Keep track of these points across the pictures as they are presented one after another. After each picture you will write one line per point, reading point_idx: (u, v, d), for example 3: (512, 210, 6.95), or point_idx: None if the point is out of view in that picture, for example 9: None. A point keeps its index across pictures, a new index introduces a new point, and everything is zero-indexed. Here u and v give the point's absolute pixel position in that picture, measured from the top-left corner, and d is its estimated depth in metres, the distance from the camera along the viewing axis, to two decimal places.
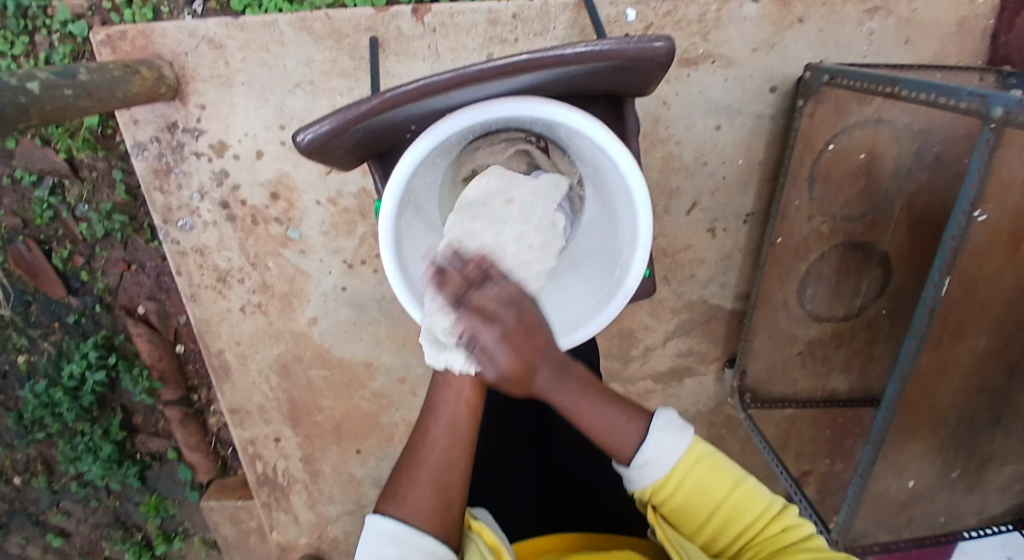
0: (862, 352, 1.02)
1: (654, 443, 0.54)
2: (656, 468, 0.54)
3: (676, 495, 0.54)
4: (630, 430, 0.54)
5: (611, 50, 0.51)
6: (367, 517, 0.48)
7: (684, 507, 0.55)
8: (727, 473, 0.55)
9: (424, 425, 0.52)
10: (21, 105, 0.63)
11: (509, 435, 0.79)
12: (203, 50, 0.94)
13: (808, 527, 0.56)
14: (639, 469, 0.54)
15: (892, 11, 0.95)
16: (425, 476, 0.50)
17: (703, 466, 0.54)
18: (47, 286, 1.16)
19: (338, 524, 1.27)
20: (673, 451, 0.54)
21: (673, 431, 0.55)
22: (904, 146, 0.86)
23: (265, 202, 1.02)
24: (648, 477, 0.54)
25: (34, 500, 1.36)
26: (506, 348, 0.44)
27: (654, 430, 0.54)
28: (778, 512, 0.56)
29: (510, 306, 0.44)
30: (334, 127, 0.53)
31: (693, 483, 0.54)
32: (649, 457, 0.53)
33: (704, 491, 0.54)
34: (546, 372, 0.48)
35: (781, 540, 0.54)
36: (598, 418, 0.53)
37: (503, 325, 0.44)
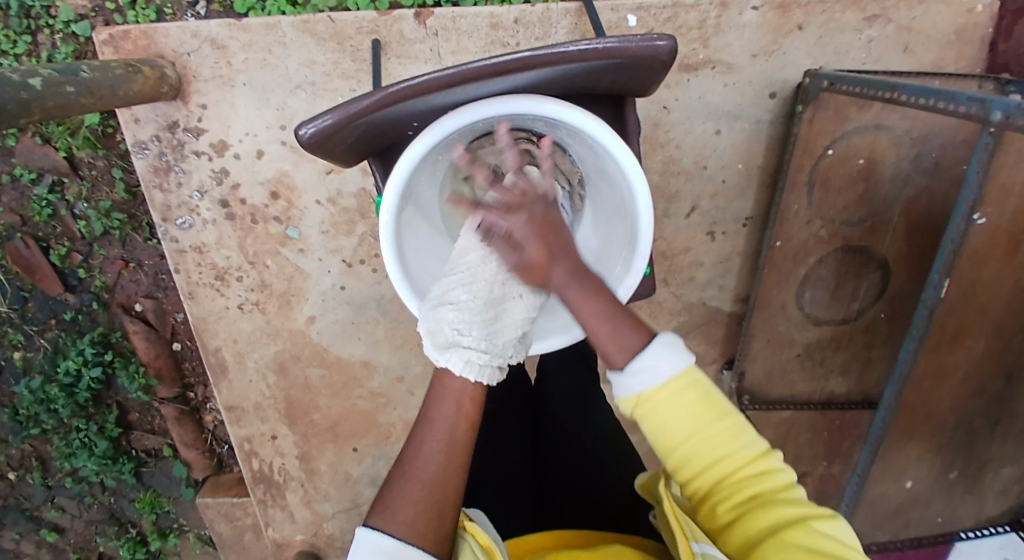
0: (860, 355, 1.03)
1: (655, 352, 0.47)
2: (645, 380, 0.47)
3: (655, 417, 0.47)
4: (634, 340, 0.49)
5: (614, 48, 0.51)
6: (357, 532, 0.46)
7: (660, 429, 0.47)
8: (712, 404, 0.47)
9: (419, 436, 0.50)
10: (23, 101, 0.63)
11: (506, 431, 0.82)
12: (204, 50, 0.94)
13: (791, 477, 0.48)
14: (632, 376, 0.48)
15: (892, 19, 0.96)
16: (419, 489, 0.48)
17: (690, 393, 0.47)
18: (44, 283, 1.16)
19: (334, 522, 1.27)
20: (663, 371, 0.47)
21: (669, 351, 0.48)
22: (903, 151, 0.87)
23: (265, 201, 1.02)
24: (635, 386, 0.47)
25: (29, 495, 1.36)
26: (528, 238, 0.50)
27: (656, 343, 0.48)
28: (762, 457, 0.48)
29: (525, 206, 0.51)
30: (336, 121, 0.53)
31: (675, 408, 0.46)
32: (640, 367, 0.47)
33: (685, 420, 0.47)
34: (562, 270, 0.50)
35: (760, 485, 0.47)
36: (601, 323, 0.50)
37: (529, 212, 0.51)
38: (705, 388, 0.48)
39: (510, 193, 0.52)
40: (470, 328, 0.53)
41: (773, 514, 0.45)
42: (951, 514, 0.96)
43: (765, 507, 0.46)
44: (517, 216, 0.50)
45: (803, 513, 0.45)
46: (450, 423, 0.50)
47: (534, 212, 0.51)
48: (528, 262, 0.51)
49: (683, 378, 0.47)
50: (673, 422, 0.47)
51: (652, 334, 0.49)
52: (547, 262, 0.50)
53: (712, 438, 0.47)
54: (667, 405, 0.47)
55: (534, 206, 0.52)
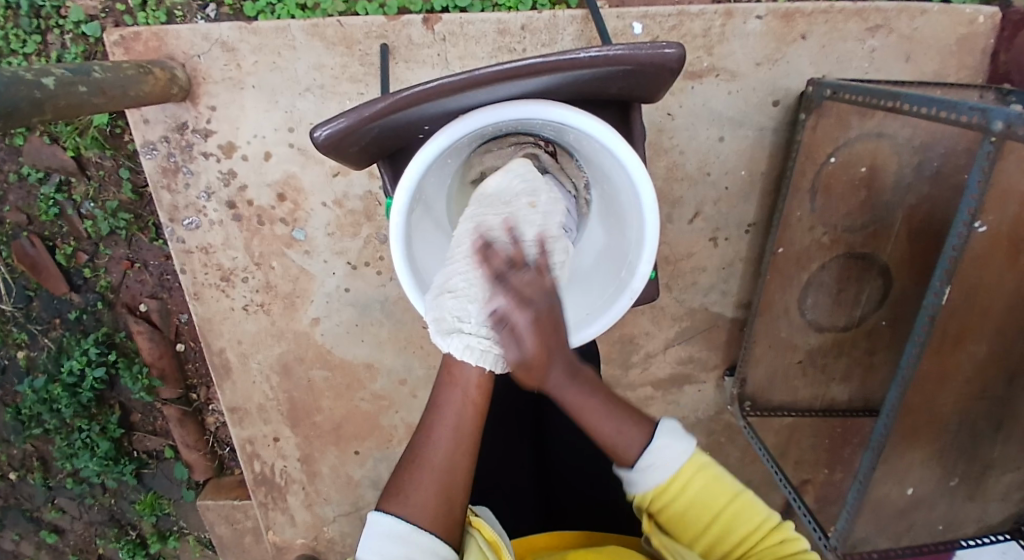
0: (862, 360, 1.05)
1: (660, 449, 0.53)
2: (660, 473, 0.52)
3: (676, 503, 0.53)
4: (636, 435, 0.53)
5: (622, 55, 0.52)
6: (370, 515, 0.48)
7: (681, 514, 0.53)
8: (725, 484, 0.54)
9: (429, 424, 0.52)
10: (36, 100, 0.64)
11: (510, 435, 0.80)
12: (215, 53, 0.95)
13: (802, 541, 0.55)
14: (641, 474, 0.53)
15: (894, 29, 0.97)
16: (429, 475, 0.49)
17: (706, 476, 0.53)
18: (49, 283, 1.16)
19: (335, 526, 1.27)
20: (675, 459, 0.53)
21: (676, 438, 0.54)
22: (904, 159, 0.89)
23: (272, 202, 1.03)
24: (651, 480, 0.53)
25: (30, 495, 1.36)
26: (532, 334, 0.43)
27: (660, 436, 0.53)
28: (775, 526, 0.55)
29: (536, 300, 0.43)
30: (349, 124, 0.54)
31: (695, 496, 0.53)
32: (654, 461, 0.53)
33: (704, 503, 0.53)
34: (559, 370, 0.47)
35: (777, 552, 0.54)
36: (605, 422, 0.52)
37: (535, 310, 0.43)
38: (716, 469, 0.54)
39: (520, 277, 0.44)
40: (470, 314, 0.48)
41: None
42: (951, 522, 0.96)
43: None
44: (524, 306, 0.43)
45: None
46: (457, 411, 0.52)
47: (545, 304, 0.44)
48: (524, 362, 0.44)
49: (692, 465, 0.53)
50: (694, 507, 0.53)
51: (654, 423, 0.55)
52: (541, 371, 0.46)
53: (731, 517, 0.54)
54: (686, 493, 0.53)
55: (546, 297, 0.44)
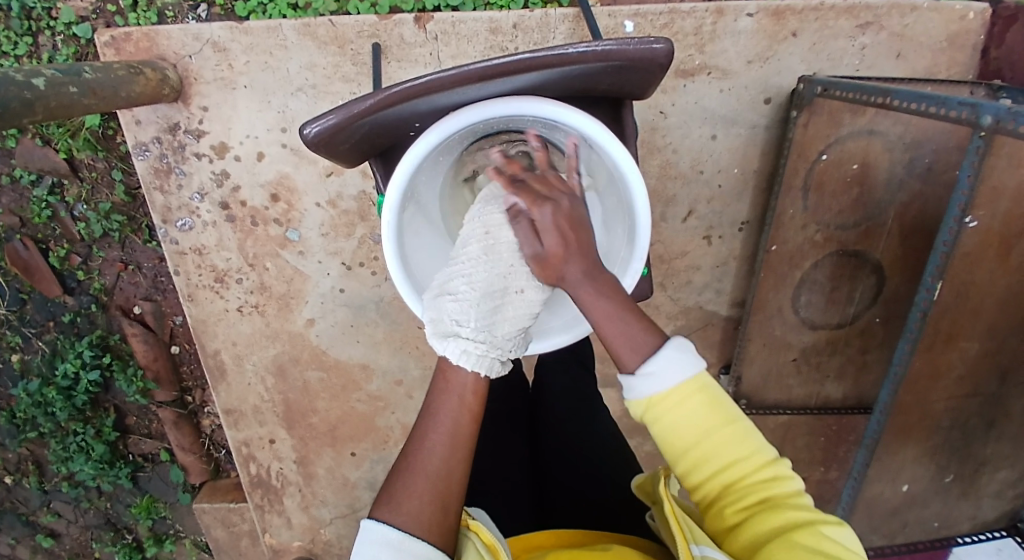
0: (855, 359, 1.04)
1: (664, 360, 0.47)
2: (654, 384, 0.46)
3: (664, 419, 0.47)
4: (646, 342, 0.48)
5: (612, 50, 0.52)
6: (362, 523, 0.47)
7: (669, 432, 0.47)
8: (722, 405, 0.47)
9: (422, 430, 0.51)
10: (27, 101, 0.64)
11: (502, 433, 0.81)
12: (206, 53, 0.95)
13: (799, 483, 0.48)
14: (642, 381, 0.47)
15: (884, 26, 0.98)
16: (423, 482, 0.48)
17: (703, 395, 0.46)
18: (42, 285, 1.16)
19: (331, 528, 1.26)
20: (676, 374, 0.46)
21: (682, 353, 0.47)
22: (896, 156, 0.87)
23: (265, 203, 1.03)
24: (644, 391, 0.47)
25: (25, 500, 1.35)
26: (553, 230, 0.50)
27: (666, 348, 0.47)
28: (769, 462, 0.48)
29: (552, 199, 0.51)
30: (340, 121, 0.54)
31: (687, 411, 0.46)
32: (652, 371, 0.46)
33: (696, 424, 0.46)
34: (575, 267, 0.49)
35: (767, 490, 0.47)
36: (615, 325, 0.49)
37: (555, 204, 0.51)
38: (714, 392, 0.47)
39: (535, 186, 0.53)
40: (468, 318, 0.53)
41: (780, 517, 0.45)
42: (946, 520, 0.96)
43: (774, 511, 0.46)
44: (545, 204, 0.51)
45: (813, 519, 0.45)
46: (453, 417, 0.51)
47: (559, 203, 0.51)
48: (544, 255, 0.50)
49: (693, 384, 0.46)
50: (684, 427, 0.46)
51: (665, 337, 0.48)
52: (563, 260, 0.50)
53: (723, 442, 0.47)
54: (678, 411, 0.46)
55: (557, 199, 0.52)
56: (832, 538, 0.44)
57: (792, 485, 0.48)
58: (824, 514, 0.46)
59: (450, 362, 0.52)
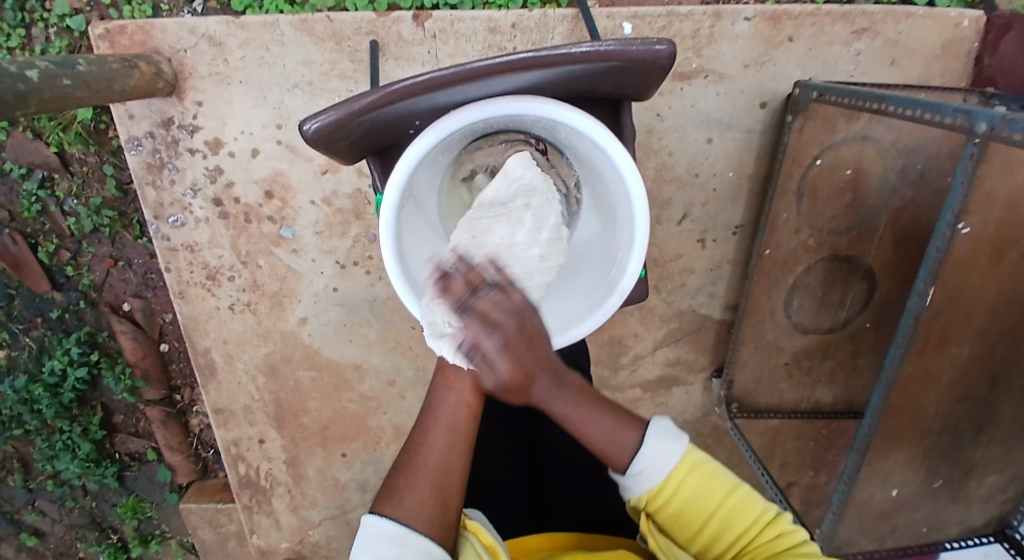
0: (846, 363, 1.04)
1: (652, 451, 0.53)
2: (652, 476, 0.53)
3: (671, 503, 0.54)
4: (626, 438, 0.54)
5: (615, 51, 0.52)
6: (364, 520, 0.47)
7: (679, 513, 0.54)
8: (716, 475, 0.54)
9: (424, 426, 0.51)
10: (20, 92, 0.63)
11: (496, 429, 0.79)
12: (202, 47, 0.94)
13: (802, 533, 0.55)
14: (636, 478, 0.54)
15: (879, 33, 0.99)
16: (425, 476, 0.49)
17: (697, 474, 0.54)
18: (31, 280, 1.14)
19: (320, 529, 1.25)
20: (670, 459, 0.53)
21: (670, 440, 0.54)
22: (889, 162, 0.88)
23: (259, 200, 1.02)
24: (643, 486, 0.54)
25: (9, 498, 1.33)
26: (509, 356, 0.45)
27: (651, 436, 0.54)
28: (772, 520, 0.55)
29: (515, 313, 0.46)
30: (340, 117, 0.53)
31: (689, 491, 0.54)
32: (646, 464, 0.53)
33: (699, 499, 0.54)
34: (540, 388, 0.49)
35: (776, 546, 0.53)
36: (596, 426, 0.54)
37: (505, 334, 0.44)
38: (711, 467, 0.55)
39: (488, 300, 0.45)
40: None
41: None
42: (934, 524, 0.97)
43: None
44: (504, 322, 0.45)
45: None
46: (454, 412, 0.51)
47: (520, 319, 0.46)
48: (504, 384, 0.47)
49: (687, 463, 0.54)
50: (689, 503, 0.54)
51: (646, 423, 0.56)
52: (524, 384, 0.47)
53: (727, 509, 0.54)
54: (679, 490, 0.54)
55: (517, 313, 0.46)
56: None
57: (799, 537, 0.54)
58: (827, 554, 0.52)
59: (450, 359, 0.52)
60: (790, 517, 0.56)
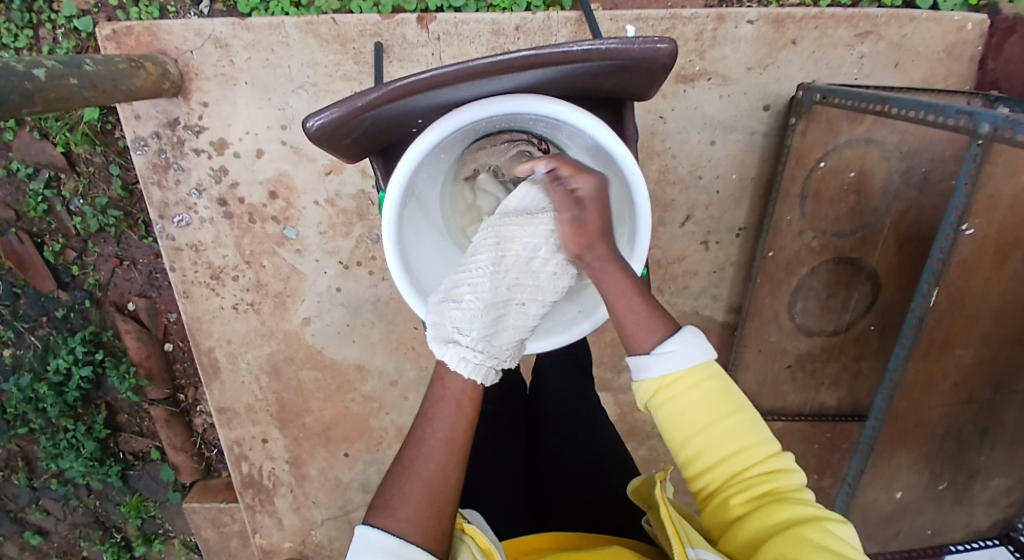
0: (850, 366, 1.04)
1: (685, 348, 0.48)
2: (668, 365, 0.47)
3: (675, 401, 0.47)
4: (655, 329, 0.49)
5: (616, 49, 0.52)
6: (357, 529, 0.46)
7: (676, 417, 0.48)
8: (729, 391, 0.48)
9: (419, 436, 0.50)
10: (27, 91, 0.63)
11: (501, 435, 0.81)
12: (208, 49, 0.95)
13: (798, 483, 0.48)
14: (657, 360, 0.48)
15: (883, 36, 0.99)
16: (420, 487, 0.48)
17: (714, 383, 0.47)
18: (36, 279, 1.15)
19: (323, 529, 1.26)
20: (687, 357, 0.47)
21: (699, 343, 0.48)
22: (893, 164, 0.89)
23: (263, 200, 1.02)
24: (658, 371, 0.47)
25: (13, 497, 1.34)
26: (590, 206, 0.55)
27: (686, 334, 0.48)
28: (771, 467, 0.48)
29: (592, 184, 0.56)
30: (343, 114, 0.54)
31: (693, 396, 0.47)
32: (667, 353, 0.47)
33: (700, 411, 0.47)
34: (601, 249, 0.54)
35: (768, 484, 0.47)
36: (638, 323, 0.50)
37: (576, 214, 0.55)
38: (723, 380, 0.48)
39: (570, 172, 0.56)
40: (471, 328, 0.54)
41: (782, 512, 0.45)
42: (939, 527, 0.96)
43: (778, 503, 0.46)
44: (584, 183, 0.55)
45: (813, 515, 0.45)
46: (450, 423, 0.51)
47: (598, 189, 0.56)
48: (582, 222, 0.54)
49: (702, 369, 0.47)
50: (689, 412, 0.47)
51: (676, 326, 0.50)
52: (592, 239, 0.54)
53: (727, 431, 0.47)
54: (683, 395, 0.47)
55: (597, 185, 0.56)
56: (834, 535, 0.44)
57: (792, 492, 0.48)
58: (824, 513, 0.46)
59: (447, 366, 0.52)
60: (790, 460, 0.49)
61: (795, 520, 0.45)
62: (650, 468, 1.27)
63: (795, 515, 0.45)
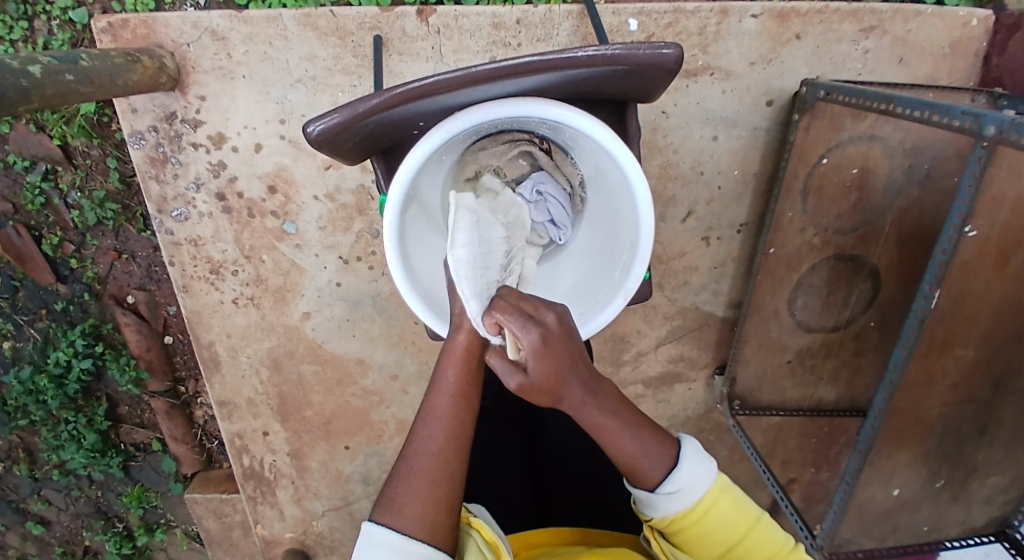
0: (849, 362, 1.03)
1: (687, 473, 0.55)
2: (683, 499, 0.54)
3: (702, 528, 0.55)
4: (660, 457, 0.54)
5: (621, 55, 0.52)
6: (364, 527, 0.49)
7: (706, 538, 0.55)
8: (743, 504, 0.57)
9: (423, 431, 0.52)
10: (23, 88, 0.63)
11: (502, 433, 0.80)
12: (205, 42, 0.93)
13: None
14: (672, 493, 0.54)
15: (888, 30, 0.97)
16: (425, 483, 0.50)
17: (727, 499, 0.56)
18: (36, 272, 1.15)
19: (324, 520, 1.27)
20: (702, 480, 0.55)
21: (702, 461, 0.56)
22: (896, 162, 0.87)
23: (263, 195, 1.02)
24: (675, 506, 0.55)
25: (15, 487, 1.34)
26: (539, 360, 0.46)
27: (684, 461, 0.55)
28: (790, 547, 0.58)
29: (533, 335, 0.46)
30: (343, 120, 0.53)
31: (718, 519, 0.55)
32: (679, 487, 0.54)
33: (727, 527, 0.55)
34: (574, 391, 0.49)
35: None
36: (627, 441, 0.53)
37: (544, 327, 0.47)
38: (737, 495, 0.57)
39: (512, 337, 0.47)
40: None
41: None
42: (936, 524, 0.95)
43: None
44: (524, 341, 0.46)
45: None
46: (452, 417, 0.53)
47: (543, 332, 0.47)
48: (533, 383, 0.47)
49: (716, 489, 0.55)
50: (718, 532, 0.55)
51: (678, 445, 0.56)
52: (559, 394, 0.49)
53: (750, 542, 0.56)
54: (709, 515, 0.55)
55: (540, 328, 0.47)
56: None
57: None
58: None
59: (450, 355, 0.54)
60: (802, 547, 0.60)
61: None
62: None
63: None
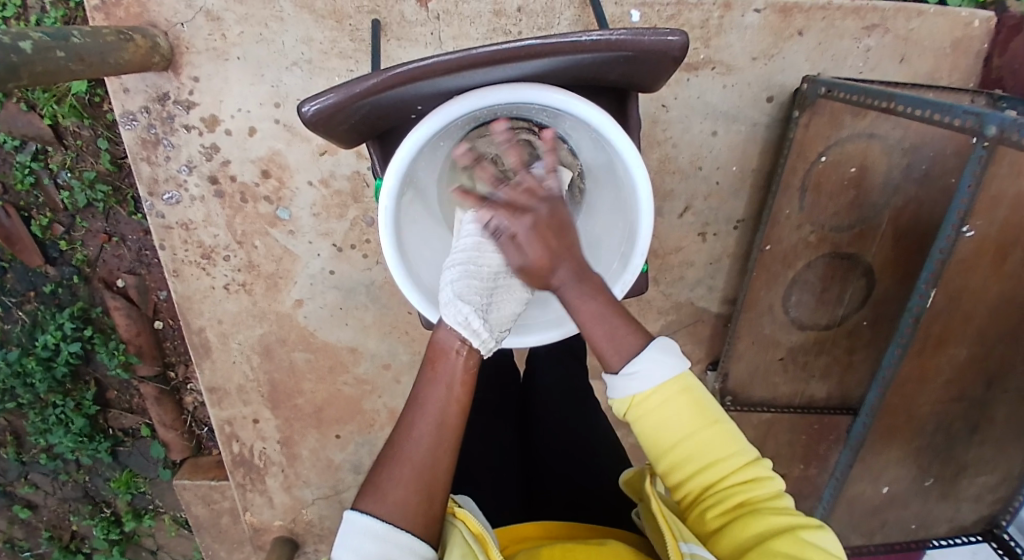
0: (842, 359, 1.04)
1: (649, 361, 0.47)
2: (638, 385, 0.47)
3: (647, 418, 0.47)
4: (631, 343, 0.49)
5: (625, 40, 0.51)
6: (346, 513, 0.48)
7: (653, 429, 0.48)
8: (707, 404, 0.48)
9: (410, 420, 0.51)
10: (12, 64, 0.61)
11: (490, 421, 0.82)
12: (199, 22, 0.92)
13: (777, 485, 0.50)
14: (626, 381, 0.47)
15: (890, 28, 0.97)
16: (409, 474, 0.49)
17: (687, 398, 0.47)
18: (24, 254, 1.13)
19: (313, 509, 1.26)
20: (662, 372, 0.47)
21: (667, 355, 0.48)
22: (894, 159, 0.87)
23: (256, 179, 1.00)
24: (629, 392, 0.47)
25: (2, 471, 1.33)
26: (535, 239, 0.50)
27: (650, 352, 0.47)
28: (750, 463, 0.49)
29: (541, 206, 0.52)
30: (340, 101, 0.52)
31: (669, 412, 0.47)
32: (635, 373, 0.47)
33: (678, 423, 0.47)
34: (564, 271, 0.50)
35: (750, 492, 0.49)
36: (600, 324, 0.50)
37: (534, 216, 0.51)
38: (699, 393, 0.48)
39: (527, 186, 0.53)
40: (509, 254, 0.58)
41: (761, 523, 0.47)
42: (924, 521, 0.98)
43: (756, 516, 0.47)
44: (536, 207, 0.52)
45: (795, 524, 0.46)
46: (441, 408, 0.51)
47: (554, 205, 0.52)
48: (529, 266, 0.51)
49: (678, 383, 0.47)
50: (666, 425, 0.47)
51: (650, 337, 0.49)
52: (547, 268, 0.50)
53: (709, 443, 0.48)
54: (660, 407, 0.47)
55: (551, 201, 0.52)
56: (814, 542, 0.45)
57: (772, 480, 0.50)
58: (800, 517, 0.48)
59: (442, 350, 0.53)
60: (769, 464, 0.51)
61: (770, 531, 0.46)
62: (638, 456, 1.28)
63: (774, 525, 0.46)
